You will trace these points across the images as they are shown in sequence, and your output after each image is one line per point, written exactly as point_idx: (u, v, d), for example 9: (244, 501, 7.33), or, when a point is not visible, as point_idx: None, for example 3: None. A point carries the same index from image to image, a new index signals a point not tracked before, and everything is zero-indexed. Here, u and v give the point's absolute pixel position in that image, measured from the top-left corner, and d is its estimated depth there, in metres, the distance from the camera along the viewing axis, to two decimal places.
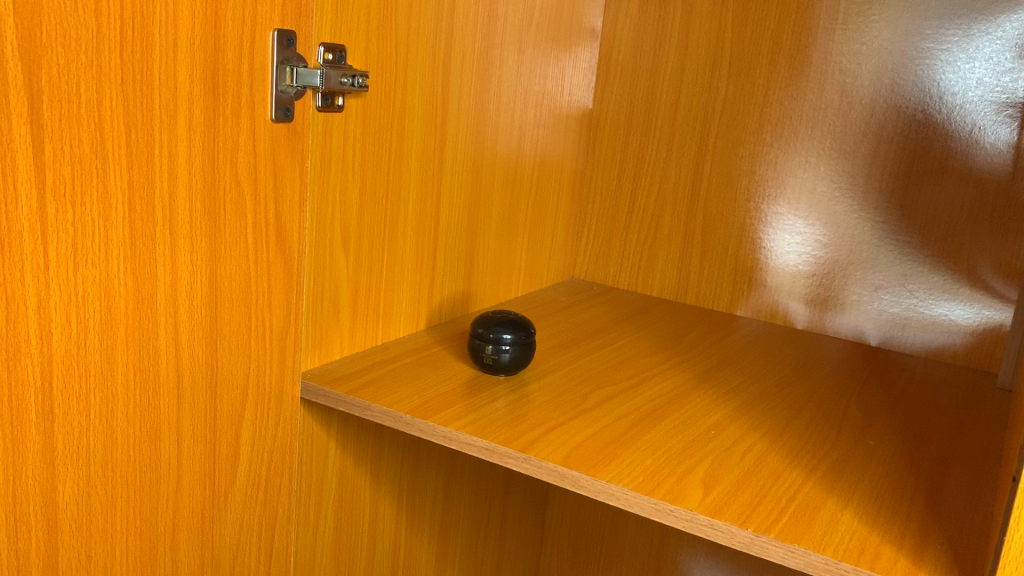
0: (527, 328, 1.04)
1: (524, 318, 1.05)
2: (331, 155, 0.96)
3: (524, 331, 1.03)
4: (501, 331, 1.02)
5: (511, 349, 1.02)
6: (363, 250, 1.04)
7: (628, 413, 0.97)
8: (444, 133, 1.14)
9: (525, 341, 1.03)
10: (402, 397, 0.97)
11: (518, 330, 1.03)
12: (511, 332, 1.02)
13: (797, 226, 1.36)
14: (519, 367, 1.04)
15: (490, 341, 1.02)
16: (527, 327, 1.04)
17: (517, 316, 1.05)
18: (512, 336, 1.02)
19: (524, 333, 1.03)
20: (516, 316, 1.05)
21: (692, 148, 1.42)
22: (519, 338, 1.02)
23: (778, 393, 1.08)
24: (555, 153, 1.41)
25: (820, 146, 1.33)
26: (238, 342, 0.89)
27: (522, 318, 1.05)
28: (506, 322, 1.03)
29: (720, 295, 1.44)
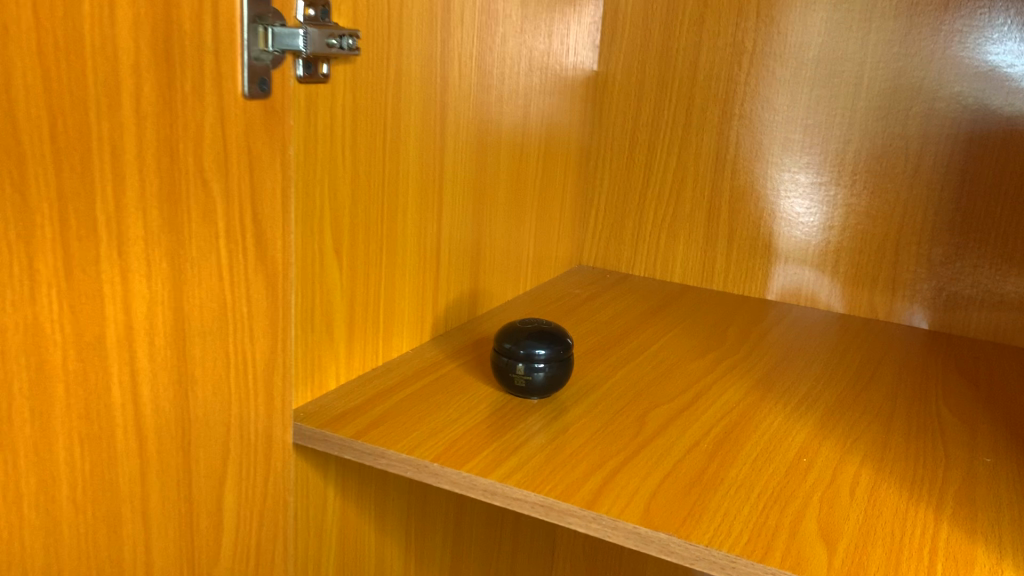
0: (562, 341, 0.86)
1: (557, 327, 0.88)
2: (317, 138, 0.76)
3: (559, 344, 0.85)
4: (533, 346, 0.84)
5: (547, 367, 0.84)
6: (358, 253, 0.85)
7: (698, 443, 0.79)
8: (445, 107, 0.94)
9: (562, 356, 0.85)
10: (422, 436, 0.78)
11: (552, 343, 0.85)
12: (545, 346, 0.84)
13: (840, 197, 1.19)
14: (557, 387, 0.86)
15: (521, 359, 0.84)
16: (562, 338, 0.86)
17: (549, 326, 0.87)
18: (547, 351, 0.84)
19: (559, 346, 0.85)
20: (548, 326, 0.87)
21: (715, 112, 1.24)
22: (555, 352, 0.85)
23: (856, 400, 0.92)
24: (561, 125, 1.22)
25: (866, 104, 1.16)
26: (214, 384, 0.69)
27: (554, 328, 0.87)
28: (537, 335, 0.85)
29: (751, 278, 1.26)
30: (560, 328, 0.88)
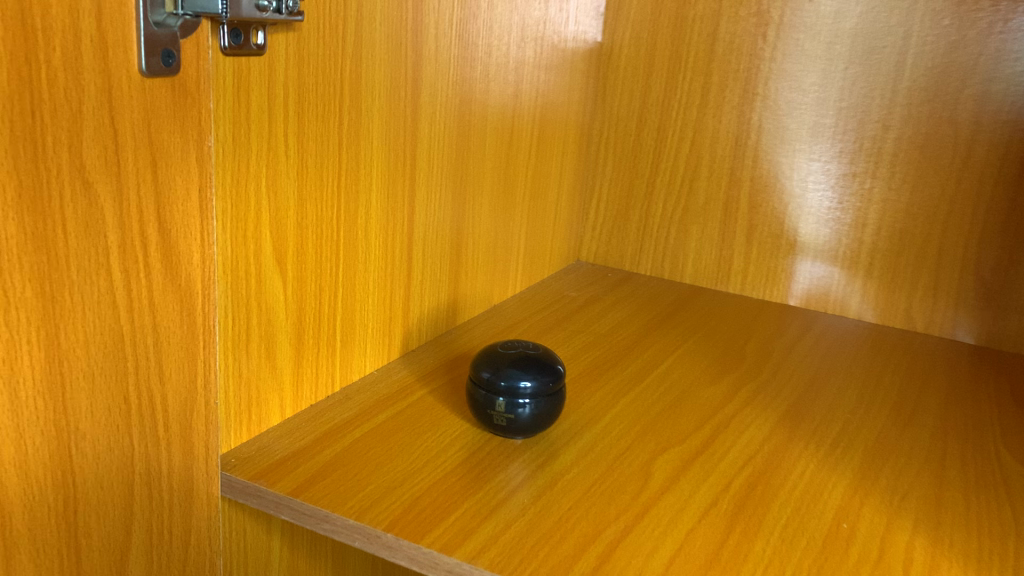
0: (552, 371, 0.72)
1: (546, 353, 0.74)
2: (249, 124, 0.61)
3: (547, 375, 0.71)
4: (516, 377, 0.70)
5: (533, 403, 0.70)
6: (308, 263, 0.70)
7: (716, 504, 0.65)
8: (418, 84, 0.79)
9: (551, 389, 0.71)
10: (377, 491, 0.64)
11: (539, 374, 0.71)
12: (530, 377, 0.70)
13: (877, 191, 1.04)
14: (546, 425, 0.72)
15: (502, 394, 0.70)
16: (552, 367, 0.72)
17: (536, 352, 0.73)
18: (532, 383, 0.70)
19: (548, 377, 0.71)
20: (534, 352, 0.73)
21: (735, 91, 1.09)
22: (543, 385, 0.70)
23: (900, 440, 0.77)
24: (558, 104, 1.07)
25: (910, 85, 1.00)
26: (111, 437, 0.55)
27: (543, 354, 0.73)
28: (521, 363, 0.71)
29: (771, 281, 1.12)
30: (549, 352, 0.74)
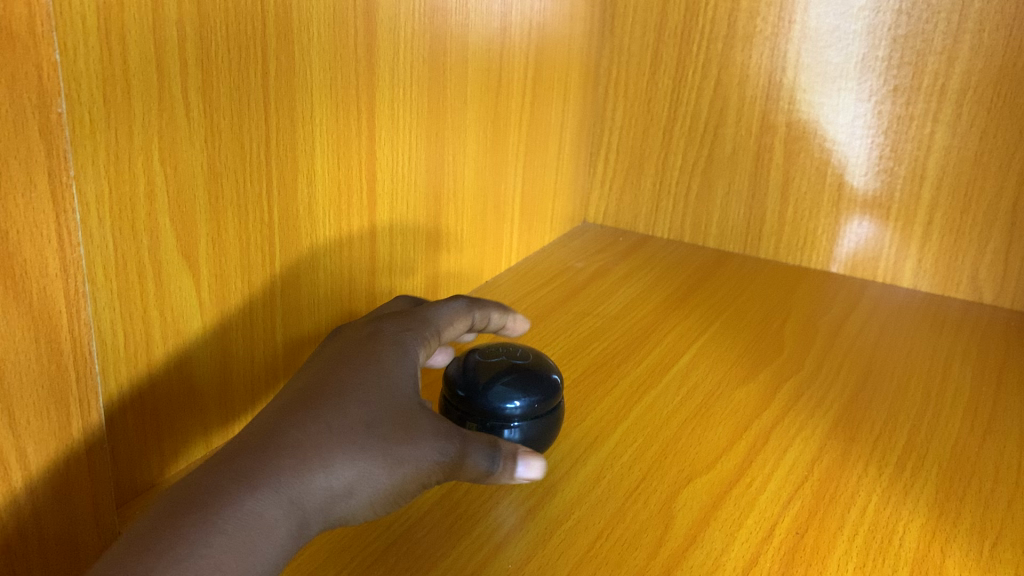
0: (546, 385, 0.56)
1: (538, 362, 0.58)
2: (124, 81, 0.45)
3: (541, 391, 0.56)
4: (501, 395, 0.55)
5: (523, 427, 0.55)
6: (233, 255, 0.55)
7: (757, 561, 0.50)
8: (372, 19, 0.62)
9: (545, 409, 0.56)
10: (321, 557, 0.50)
11: (530, 390, 0.55)
12: (520, 395, 0.55)
13: (939, 138, 0.87)
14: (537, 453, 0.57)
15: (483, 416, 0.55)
16: (546, 381, 0.57)
17: (524, 361, 0.58)
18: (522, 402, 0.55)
19: (541, 393, 0.56)
20: (523, 362, 0.57)
21: (768, 18, 0.91)
22: (536, 404, 0.55)
23: (981, 454, 0.62)
24: (556, 39, 0.90)
25: (983, 6, 0.81)
26: None
27: (534, 363, 0.58)
28: (507, 377, 0.55)
29: (810, 243, 0.96)
30: (541, 361, 0.59)
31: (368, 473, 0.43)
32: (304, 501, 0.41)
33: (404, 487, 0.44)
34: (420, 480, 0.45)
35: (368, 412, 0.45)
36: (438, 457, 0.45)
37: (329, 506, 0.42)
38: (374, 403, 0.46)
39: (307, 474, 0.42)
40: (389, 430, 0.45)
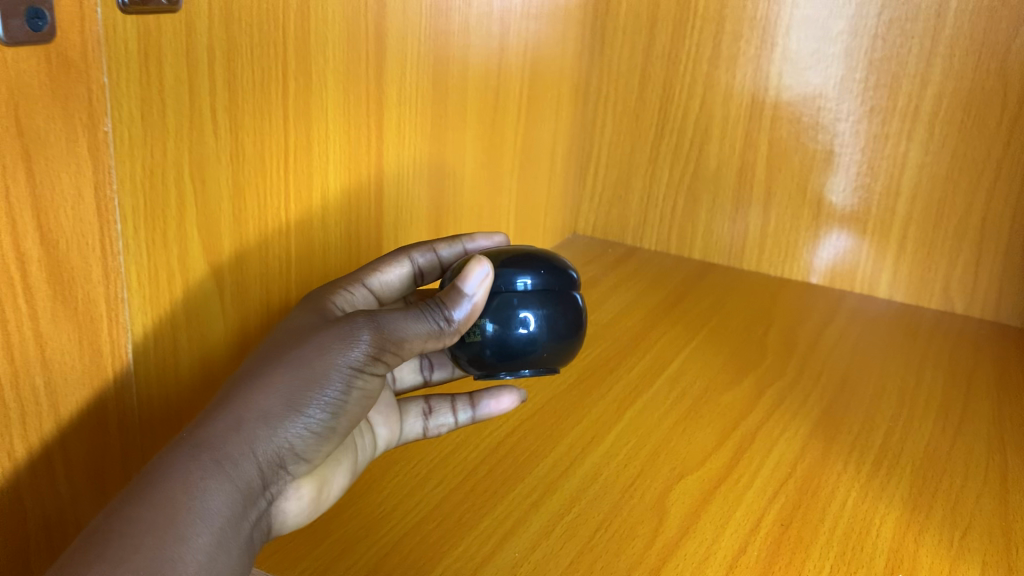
0: (549, 267, 0.53)
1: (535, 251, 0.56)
2: (163, 101, 0.48)
3: (544, 265, 0.53)
4: (506, 281, 0.51)
5: (539, 313, 0.51)
6: (253, 263, 0.59)
7: (746, 550, 0.54)
8: (383, 42, 0.66)
9: (550, 293, 0.52)
10: (340, 548, 0.53)
11: (534, 266, 0.52)
12: (524, 270, 0.52)
13: (913, 156, 0.91)
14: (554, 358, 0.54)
15: (492, 304, 0.51)
16: (548, 259, 0.54)
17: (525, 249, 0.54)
18: (529, 283, 0.52)
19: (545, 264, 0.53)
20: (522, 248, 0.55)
21: (751, 41, 0.95)
22: (543, 285, 0.52)
23: (951, 453, 0.67)
24: (550, 58, 0.94)
25: (954, 32, 0.86)
26: None
27: (534, 251, 0.54)
28: (508, 258, 0.52)
29: (791, 256, 1.01)
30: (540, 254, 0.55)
31: (286, 394, 0.44)
32: (222, 447, 0.43)
33: (331, 385, 0.45)
34: (344, 373, 0.45)
35: (282, 352, 0.46)
36: (356, 343, 0.45)
37: (255, 438, 0.44)
38: (287, 345, 0.47)
39: (223, 423, 0.44)
40: (281, 353, 0.46)
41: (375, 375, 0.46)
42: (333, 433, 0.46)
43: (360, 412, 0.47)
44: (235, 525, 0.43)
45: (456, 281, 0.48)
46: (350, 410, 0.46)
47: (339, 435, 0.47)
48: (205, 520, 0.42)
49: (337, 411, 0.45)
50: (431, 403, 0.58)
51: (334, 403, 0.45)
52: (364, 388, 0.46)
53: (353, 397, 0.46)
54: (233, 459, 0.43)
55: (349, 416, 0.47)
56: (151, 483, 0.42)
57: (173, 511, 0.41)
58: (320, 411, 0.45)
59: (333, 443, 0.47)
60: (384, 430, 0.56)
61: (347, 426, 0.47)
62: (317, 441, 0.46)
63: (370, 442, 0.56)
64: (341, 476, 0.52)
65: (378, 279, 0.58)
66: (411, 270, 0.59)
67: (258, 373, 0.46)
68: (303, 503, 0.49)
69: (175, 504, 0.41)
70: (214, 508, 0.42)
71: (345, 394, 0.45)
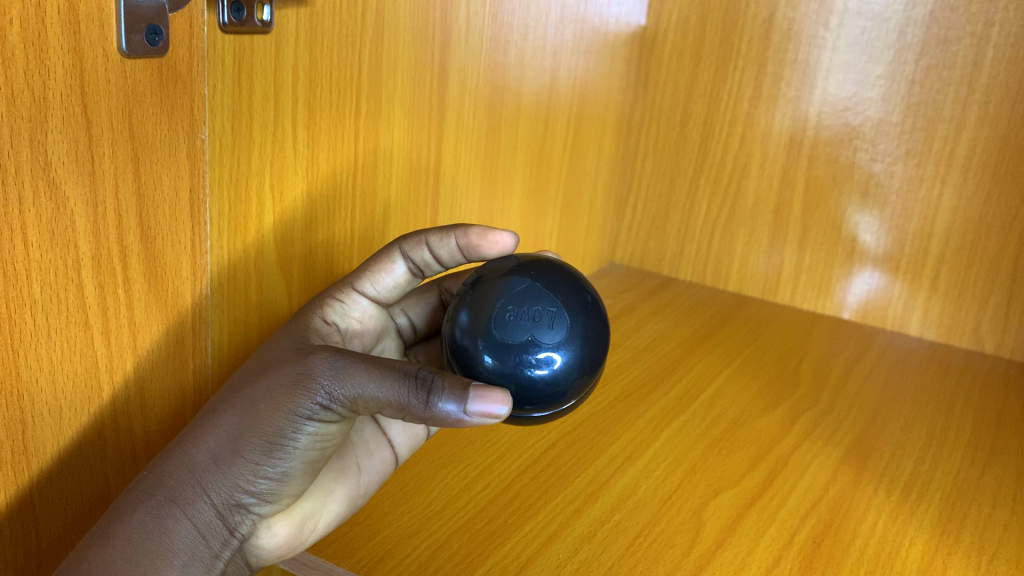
0: (586, 329, 0.48)
1: (569, 309, 0.48)
2: (252, 116, 0.52)
3: (577, 360, 0.47)
4: (530, 394, 0.46)
5: (561, 404, 0.48)
6: (318, 272, 0.62)
7: (779, 563, 0.56)
8: (446, 70, 0.70)
9: (578, 379, 0.48)
10: (389, 543, 0.56)
11: (566, 368, 0.47)
12: (551, 367, 0.46)
13: (946, 198, 0.94)
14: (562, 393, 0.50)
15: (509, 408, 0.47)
16: (584, 344, 0.48)
17: (560, 335, 0.47)
18: (558, 394, 0.47)
19: (576, 349, 0.47)
20: (555, 325, 0.47)
21: (791, 82, 0.99)
22: (573, 382, 0.47)
23: (980, 485, 0.68)
24: (597, 93, 0.98)
25: (989, 80, 0.89)
26: (81, 473, 0.47)
27: (571, 335, 0.47)
28: (539, 359, 0.46)
29: (824, 291, 1.03)
30: (572, 312, 0.48)
31: (236, 435, 0.45)
32: (177, 488, 0.45)
33: (280, 430, 0.44)
34: (292, 419, 0.44)
35: (244, 389, 0.46)
36: (306, 389, 0.43)
37: (206, 478, 0.45)
38: (254, 379, 0.47)
39: (181, 462, 0.46)
40: (244, 389, 0.46)
41: (332, 421, 0.44)
42: (293, 474, 0.46)
43: (327, 450, 0.47)
44: (194, 564, 0.45)
45: (464, 392, 0.40)
46: (310, 453, 0.46)
47: (305, 474, 0.47)
48: (159, 559, 0.44)
49: (294, 455, 0.45)
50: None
51: (287, 447, 0.45)
52: (324, 433, 0.45)
53: (310, 441, 0.45)
54: (187, 499, 0.45)
55: (310, 459, 0.46)
56: (107, 518, 0.45)
57: (126, 551, 0.44)
58: (272, 454, 0.45)
59: (300, 482, 0.47)
60: (403, 436, 0.57)
61: (314, 465, 0.47)
62: (279, 481, 0.46)
63: (391, 454, 0.57)
64: (336, 504, 0.52)
65: (375, 283, 0.56)
66: (410, 266, 0.57)
67: (221, 409, 0.47)
68: (284, 540, 0.50)
69: (127, 545, 0.44)
70: (169, 546, 0.45)
71: (298, 439, 0.45)
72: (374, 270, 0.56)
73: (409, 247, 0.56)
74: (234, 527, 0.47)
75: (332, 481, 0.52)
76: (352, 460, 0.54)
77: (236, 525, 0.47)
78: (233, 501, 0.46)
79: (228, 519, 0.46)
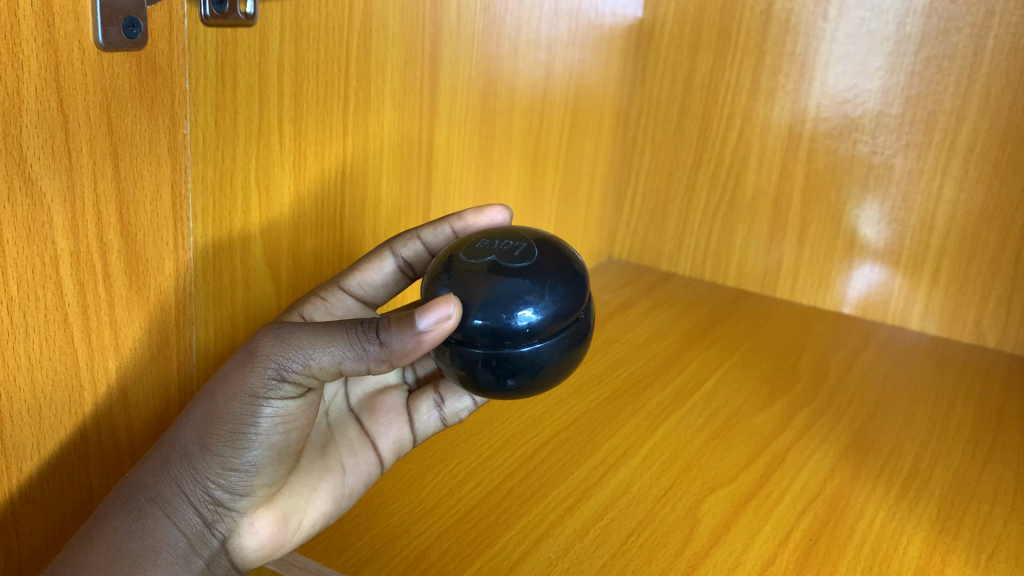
0: (560, 267, 0.47)
1: (541, 247, 0.47)
2: (236, 111, 0.52)
3: (550, 289, 0.45)
4: (496, 312, 0.44)
5: (532, 341, 0.45)
6: (307, 269, 0.62)
7: (774, 561, 0.56)
8: (437, 63, 0.69)
9: (554, 316, 0.45)
10: (378, 543, 0.55)
11: (537, 294, 0.45)
12: (519, 285, 0.44)
13: (947, 191, 0.93)
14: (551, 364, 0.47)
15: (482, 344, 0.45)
16: (557, 277, 0.46)
17: (527, 262, 0.46)
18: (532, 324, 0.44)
19: (546, 279, 0.45)
20: (522, 254, 0.46)
21: (790, 74, 0.98)
22: (548, 315, 0.45)
23: (980, 481, 0.67)
24: (593, 86, 0.97)
25: (990, 71, 0.88)
26: (60, 474, 0.47)
27: (541, 265, 0.46)
28: (508, 280, 0.45)
29: (824, 286, 1.02)
30: (544, 251, 0.47)
31: (202, 426, 0.45)
32: (153, 488, 0.45)
33: (241, 416, 0.44)
34: (252, 403, 0.43)
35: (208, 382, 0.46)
36: (257, 366, 0.43)
37: (180, 474, 0.46)
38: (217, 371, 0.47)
39: (154, 461, 0.46)
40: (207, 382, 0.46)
41: (291, 397, 0.44)
42: (264, 462, 0.46)
43: (297, 433, 0.46)
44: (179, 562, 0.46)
45: (409, 314, 0.40)
46: (276, 437, 0.45)
47: (277, 461, 0.46)
48: (142, 558, 0.45)
49: (259, 441, 0.45)
50: (442, 393, 0.56)
51: (252, 432, 0.44)
52: (288, 414, 0.45)
53: (274, 422, 0.44)
54: (165, 498, 0.46)
55: (278, 446, 0.45)
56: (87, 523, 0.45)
57: (109, 552, 0.44)
58: (238, 443, 0.45)
59: (273, 470, 0.47)
60: (388, 441, 0.55)
61: (284, 452, 0.46)
62: (250, 470, 0.46)
63: (373, 458, 0.54)
64: (319, 502, 0.51)
65: (362, 281, 0.56)
66: (399, 263, 0.56)
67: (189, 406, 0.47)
68: (268, 536, 0.49)
69: (109, 547, 0.44)
70: (152, 546, 0.46)
71: (259, 422, 0.44)
72: (362, 269, 0.56)
73: (400, 245, 0.56)
74: (215, 524, 0.47)
75: (314, 479, 0.51)
76: (335, 459, 0.52)
77: (216, 520, 0.47)
78: (209, 495, 0.46)
79: (208, 514, 0.46)
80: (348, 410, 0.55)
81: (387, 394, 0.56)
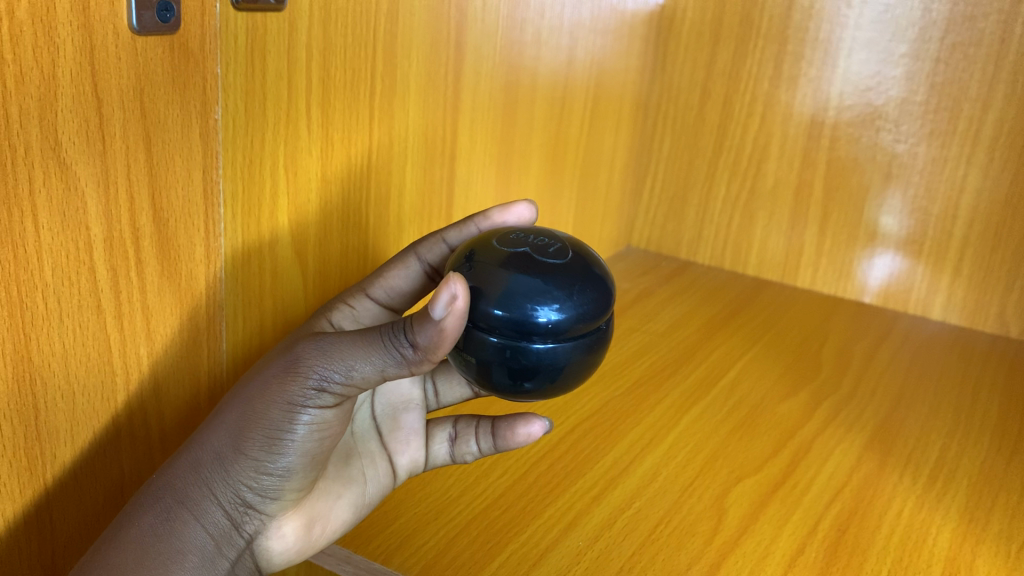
0: (593, 270, 0.45)
1: (576, 247, 0.46)
2: (265, 97, 0.51)
3: (576, 288, 0.43)
4: (517, 302, 0.42)
5: (547, 340, 0.42)
6: (333, 256, 0.61)
7: (804, 551, 0.55)
8: (461, 49, 0.69)
9: (578, 321, 0.43)
10: (407, 530, 0.55)
11: (560, 283, 0.42)
12: (546, 279, 0.42)
13: (972, 180, 0.92)
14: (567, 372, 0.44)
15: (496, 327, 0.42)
16: (585, 276, 0.44)
17: (560, 259, 0.44)
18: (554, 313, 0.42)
19: (577, 281, 0.43)
20: (557, 250, 0.44)
21: (813, 60, 0.97)
22: (572, 309, 0.42)
23: (1007, 471, 0.67)
24: (615, 72, 0.96)
25: (1017, 59, 0.87)
26: (93, 461, 0.47)
27: (571, 264, 0.44)
28: (528, 268, 0.43)
29: (845, 275, 1.01)
30: (580, 253, 0.45)
31: (237, 428, 0.45)
32: (183, 490, 0.45)
33: (277, 423, 0.44)
34: (290, 412, 0.43)
35: (240, 388, 0.46)
36: (299, 375, 0.43)
37: (211, 478, 0.45)
38: (248, 379, 0.46)
39: (184, 465, 0.46)
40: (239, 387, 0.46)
41: (328, 408, 0.44)
42: (297, 469, 0.46)
43: (330, 441, 0.46)
44: (207, 565, 0.45)
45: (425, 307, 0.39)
46: (308, 445, 0.45)
47: (309, 467, 0.47)
48: (169, 561, 0.44)
49: (294, 449, 0.45)
50: (457, 429, 0.55)
51: (288, 438, 0.44)
52: (323, 421, 0.45)
53: (309, 428, 0.44)
54: (194, 501, 0.45)
55: (311, 452, 0.46)
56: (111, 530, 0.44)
57: (137, 555, 0.43)
58: (273, 448, 0.45)
59: (304, 475, 0.47)
60: (405, 458, 0.54)
61: (315, 459, 0.47)
62: (283, 474, 0.46)
63: (388, 470, 0.54)
64: (340, 511, 0.51)
65: (385, 287, 0.54)
66: (424, 268, 0.54)
67: (220, 411, 0.46)
68: (294, 540, 0.49)
69: (138, 549, 0.43)
70: (180, 548, 0.45)
71: (296, 429, 0.44)
72: (387, 273, 0.54)
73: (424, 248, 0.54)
74: (242, 525, 0.47)
75: (337, 488, 0.51)
76: (357, 468, 0.52)
77: (244, 521, 0.47)
78: (240, 497, 0.46)
79: (237, 515, 0.46)
80: (371, 420, 0.54)
81: (409, 410, 0.55)
